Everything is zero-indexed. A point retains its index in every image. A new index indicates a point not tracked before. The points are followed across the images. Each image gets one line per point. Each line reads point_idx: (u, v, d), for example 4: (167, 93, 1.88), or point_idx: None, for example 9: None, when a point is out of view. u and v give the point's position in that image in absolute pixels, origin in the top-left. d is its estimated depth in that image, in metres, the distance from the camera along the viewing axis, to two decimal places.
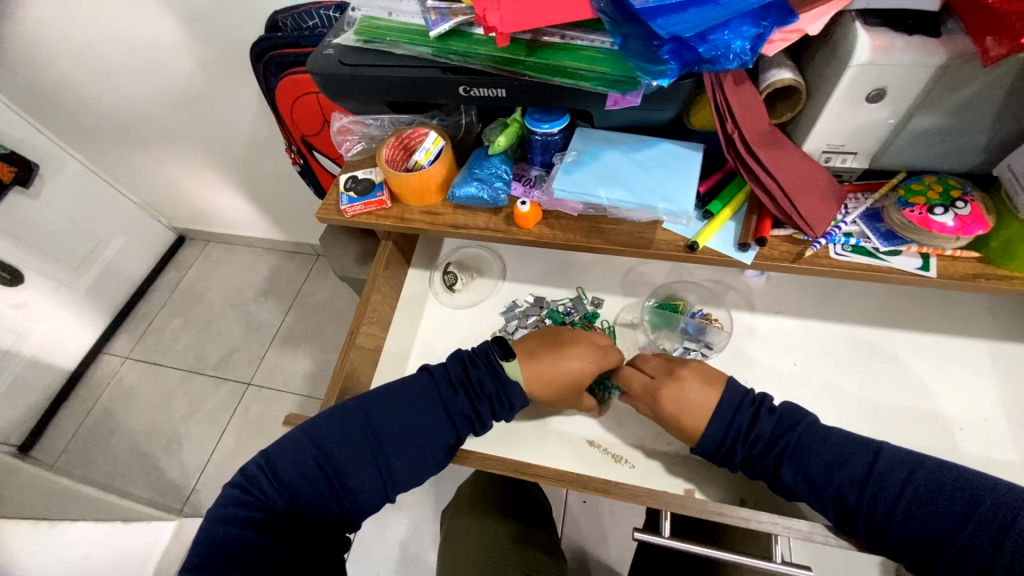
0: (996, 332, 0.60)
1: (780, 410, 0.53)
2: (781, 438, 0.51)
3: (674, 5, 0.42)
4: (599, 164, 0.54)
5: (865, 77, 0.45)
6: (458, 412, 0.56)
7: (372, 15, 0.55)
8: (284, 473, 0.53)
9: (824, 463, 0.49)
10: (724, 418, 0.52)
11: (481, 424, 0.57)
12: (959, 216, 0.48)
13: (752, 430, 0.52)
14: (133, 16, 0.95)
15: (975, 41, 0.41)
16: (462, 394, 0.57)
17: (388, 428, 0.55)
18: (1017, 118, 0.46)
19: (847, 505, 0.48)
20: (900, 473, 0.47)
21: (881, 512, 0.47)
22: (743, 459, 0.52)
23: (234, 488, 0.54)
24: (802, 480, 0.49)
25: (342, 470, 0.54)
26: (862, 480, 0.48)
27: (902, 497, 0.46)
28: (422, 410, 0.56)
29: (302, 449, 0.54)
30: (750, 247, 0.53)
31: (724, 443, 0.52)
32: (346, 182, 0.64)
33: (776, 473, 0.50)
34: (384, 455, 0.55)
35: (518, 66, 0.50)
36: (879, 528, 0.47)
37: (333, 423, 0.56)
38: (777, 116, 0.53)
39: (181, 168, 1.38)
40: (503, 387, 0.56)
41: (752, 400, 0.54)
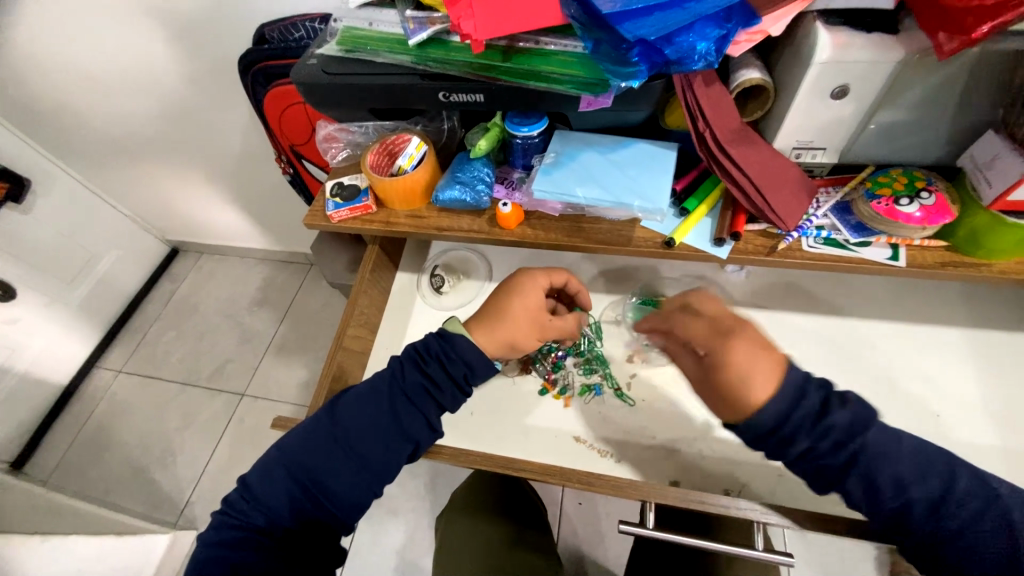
0: (971, 320, 0.61)
1: (857, 404, 0.45)
2: (854, 441, 0.44)
3: (640, 10, 0.43)
4: (577, 165, 0.55)
5: (827, 74, 0.46)
6: (412, 384, 0.56)
7: (354, 25, 0.57)
8: (263, 487, 0.54)
9: (897, 472, 0.44)
10: (778, 410, 0.44)
11: (441, 392, 0.55)
12: (924, 206, 0.49)
13: (823, 419, 0.44)
14: (124, 32, 0.97)
15: (929, 36, 0.43)
16: (412, 366, 0.56)
17: (349, 417, 0.55)
18: (976, 110, 0.48)
19: (906, 522, 0.44)
20: (973, 499, 0.43)
21: (942, 533, 0.43)
22: (800, 457, 0.45)
23: (216, 515, 0.54)
24: (869, 489, 0.44)
25: (316, 471, 0.54)
26: (934, 496, 0.44)
27: (971, 525, 0.42)
28: (377, 390, 0.56)
29: (275, 462, 0.55)
30: (725, 242, 0.55)
31: (782, 434, 0.44)
32: (332, 188, 0.65)
33: (839, 479, 0.45)
34: (351, 441, 0.54)
35: (495, 71, 0.52)
36: (932, 549, 0.44)
37: (302, 430, 0.56)
38: (748, 115, 0.55)
39: (172, 181, 1.39)
40: (450, 345, 0.56)
41: (821, 387, 0.46)
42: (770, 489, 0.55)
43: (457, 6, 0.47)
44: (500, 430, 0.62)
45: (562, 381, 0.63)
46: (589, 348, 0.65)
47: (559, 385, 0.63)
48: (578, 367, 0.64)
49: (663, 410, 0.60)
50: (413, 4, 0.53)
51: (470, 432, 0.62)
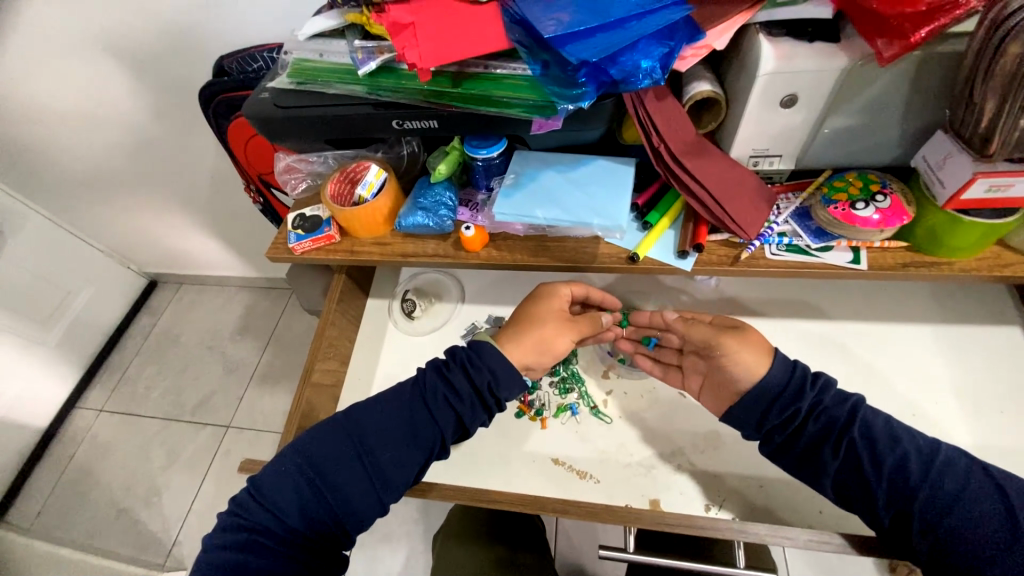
0: (940, 316, 0.61)
1: (830, 388, 0.50)
2: (850, 400, 0.49)
3: (583, 31, 0.43)
4: (536, 186, 0.55)
5: (774, 84, 0.47)
6: (434, 388, 0.54)
7: (305, 57, 0.56)
8: (274, 489, 0.51)
9: (891, 428, 0.48)
10: (784, 365, 0.51)
11: (460, 399, 0.54)
12: (880, 209, 0.50)
13: (820, 377, 0.51)
14: (84, 69, 0.96)
15: (869, 43, 0.43)
16: (436, 370, 0.55)
17: (367, 421, 0.54)
18: (924, 112, 0.48)
19: (905, 486, 0.46)
20: (961, 462, 0.46)
21: (940, 498, 0.45)
22: (808, 413, 0.50)
23: (223, 515, 0.51)
24: (870, 445, 0.47)
25: (329, 475, 0.52)
26: (927, 455, 0.46)
27: (965, 487, 0.44)
28: (399, 394, 0.55)
29: (287, 460, 0.53)
30: (689, 254, 0.54)
31: (792, 386, 0.50)
32: (294, 220, 0.64)
33: (843, 436, 0.48)
34: (368, 446, 0.53)
35: (446, 98, 0.51)
36: (934, 516, 0.44)
37: (317, 430, 0.55)
38: (703, 126, 0.55)
39: (146, 213, 1.37)
40: (476, 351, 0.55)
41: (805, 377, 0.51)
42: (751, 500, 0.54)
43: (401, 36, 0.47)
44: (477, 456, 0.61)
45: (538, 401, 0.62)
46: (563, 366, 0.64)
47: (535, 406, 0.62)
48: (555, 387, 0.63)
49: (640, 426, 0.59)
50: (362, 34, 0.52)
51: (446, 461, 0.61)
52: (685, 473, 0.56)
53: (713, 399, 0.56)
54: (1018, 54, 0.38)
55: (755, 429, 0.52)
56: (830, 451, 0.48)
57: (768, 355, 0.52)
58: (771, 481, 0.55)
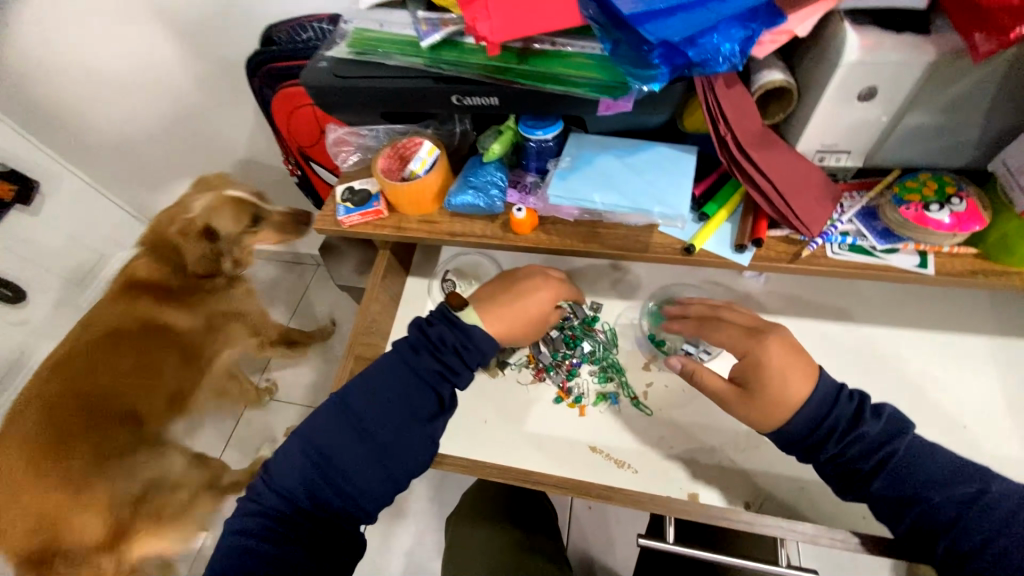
0: (999, 328, 0.59)
1: (868, 434, 0.47)
2: (886, 446, 0.46)
3: (662, 10, 0.42)
4: (593, 169, 0.54)
5: (854, 76, 0.45)
6: (427, 370, 0.54)
7: (365, 27, 0.56)
8: (282, 478, 0.53)
9: (926, 470, 0.46)
10: (824, 399, 0.48)
11: (455, 376, 0.54)
12: (954, 213, 0.48)
13: (853, 431, 0.47)
14: (131, 33, 0.96)
15: (964, 37, 0.41)
16: (426, 352, 0.55)
17: (365, 405, 0.54)
18: (1010, 114, 0.46)
19: (930, 521, 0.45)
20: (1007, 506, 0.43)
21: (974, 543, 0.43)
22: (829, 457, 0.48)
23: (241, 504, 0.54)
24: (898, 492, 0.46)
25: (335, 459, 0.52)
26: (966, 498, 0.44)
27: (1004, 531, 0.42)
28: (390, 375, 0.55)
29: (293, 448, 0.54)
30: (747, 248, 0.53)
31: (811, 440, 0.48)
32: (342, 194, 0.64)
33: (864, 484, 0.47)
34: (370, 428, 0.53)
35: (510, 74, 0.50)
36: (963, 558, 0.43)
37: (316, 419, 0.55)
38: (770, 117, 0.53)
39: (181, 182, 1.38)
40: (466, 333, 0.55)
41: (833, 424, 0.48)
42: (792, 499, 0.54)
43: (472, 8, 0.46)
44: (514, 439, 0.61)
45: (577, 388, 0.62)
46: (604, 354, 0.64)
47: (573, 393, 0.62)
48: (594, 375, 0.63)
49: (680, 420, 0.59)
50: (425, 5, 0.53)
51: (483, 442, 0.61)
52: (726, 469, 0.56)
53: None
54: None
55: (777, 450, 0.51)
56: (847, 487, 0.48)
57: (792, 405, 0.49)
58: (814, 484, 0.54)
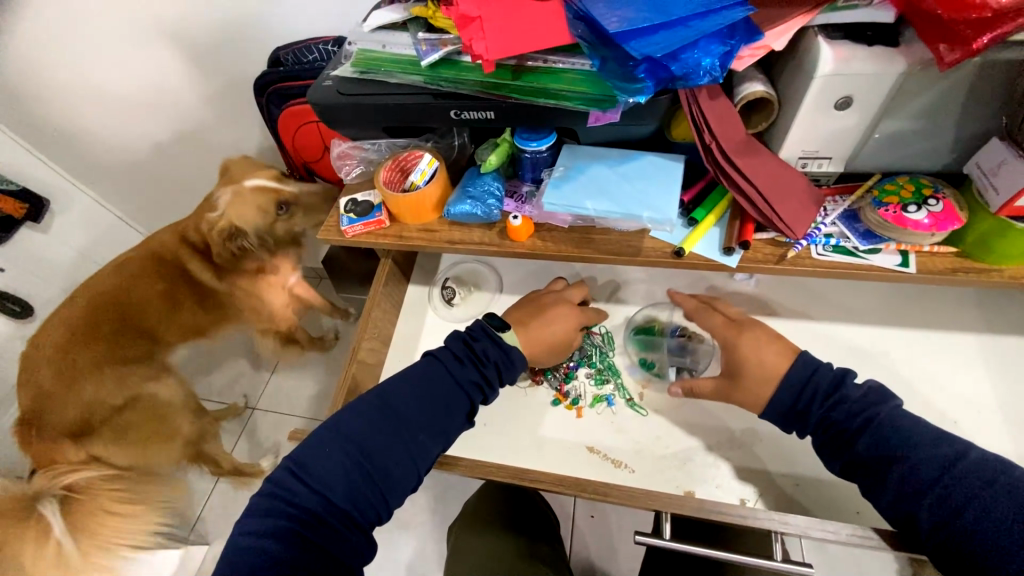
0: (984, 325, 0.61)
1: (851, 400, 0.50)
2: (867, 412, 0.49)
3: (645, 28, 0.45)
4: (586, 178, 0.56)
5: (830, 86, 0.47)
6: (468, 381, 0.56)
7: (368, 48, 0.58)
8: (319, 473, 0.52)
9: (906, 434, 0.47)
10: (803, 373, 0.52)
11: (492, 390, 0.57)
12: (932, 213, 0.50)
13: (836, 393, 0.51)
14: (144, 55, 1.00)
15: (930, 48, 0.44)
16: (469, 364, 0.57)
17: (407, 412, 0.55)
18: (979, 119, 0.48)
19: (910, 483, 0.45)
20: (981, 474, 0.43)
21: (947, 505, 0.43)
22: (817, 422, 0.51)
23: (262, 501, 0.51)
24: (878, 454, 0.47)
25: (372, 460, 0.53)
26: (942, 461, 0.44)
27: (977, 496, 0.42)
28: (433, 384, 0.56)
29: (329, 442, 0.53)
30: (735, 251, 0.55)
31: (798, 404, 0.52)
32: (346, 204, 0.67)
33: (848, 446, 0.49)
34: (409, 433, 0.54)
35: (505, 90, 0.53)
36: (937, 521, 0.43)
37: (354, 416, 0.55)
38: (753, 127, 0.56)
39: (188, 198, 1.42)
40: (507, 349, 0.57)
41: (820, 391, 0.51)
42: (788, 495, 0.55)
43: (468, 29, 0.49)
44: (514, 441, 0.62)
45: (574, 390, 0.64)
46: (600, 357, 0.66)
47: (571, 395, 0.63)
48: (591, 378, 0.64)
49: (675, 419, 0.60)
50: (425, 26, 0.55)
51: (483, 443, 0.62)
52: (721, 467, 0.57)
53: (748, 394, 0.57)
54: None
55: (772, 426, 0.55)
56: (832, 452, 0.50)
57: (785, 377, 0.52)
58: (808, 480, 0.55)
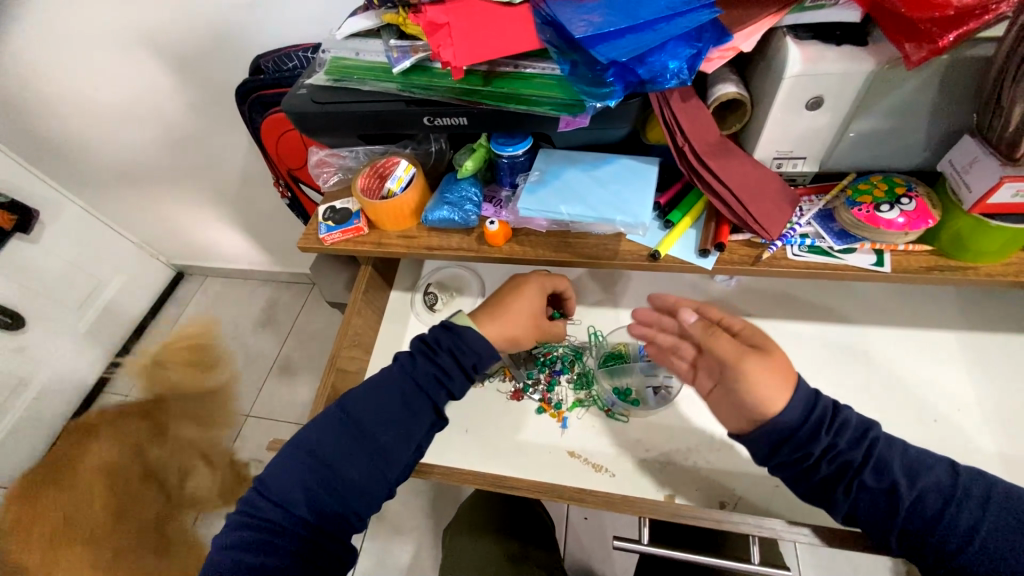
0: (965, 323, 0.61)
1: (848, 427, 0.47)
2: (865, 438, 0.46)
3: (612, 33, 0.45)
4: (561, 182, 0.56)
5: (799, 87, 0.47)
6: (422, 374, 0.55)
7: (342, 57, 0.59)
8: (281, 486, 0.52)
9: (906, 460, 0.46)
10: (807, 398, 0.46)
11: (451, 380, 0.55)
12: (905, 212, 0.50)
13: (838, 417, 0.47)
14: (127, 64, 1.00)
15: (896, 46, 0.44)
16: (422, 357, 0.55)
17: (363, 412, 0.54)
18: (951, 116, 0.48)
19: (921, 515, 0.45)
20: (980, 492, 0.45)
21: (958, 534, 0.44)
22: (821, 455, 0.46)
23: (234, 514, 0.53)
24: (885, 483, 0.45)
25: (332, 465, 0.52)
26: (946, 489, 0.45)
27: (986, 519, 0.44)
28: (389, 380, 0.55)
29: (291, 457, 0.53)
30: (710, 253, 0.55)
31: (804, 432, 0.46)
32: (324, 212, 0.67)
33: (855, 478, 0.46)
34: (367, 435, 0.53)
35: (476, 95, 0.53)
36: (950, 552, 0.44)
37: (316, 425, 0.55)
38: (728, 128, 0.55)
39: (177, 206, 1.41)
40: (459, 335, 0.55)
41: (822, 417, 0.46)
42: (766, 500, 0.54)
43: (436, 35, 0.49)
44: (494, 447, 0.62)
45: (557, 396, 0.63)
46: (582, 363, 0.65)
47: (553, 401, 0.63)
48: (571, 383, 0.64)
49: (657, 423, 0.60)
50: (397, 33, 0.54)
51: (466, 449, 0.62)
52: (703, 471, 0.56)
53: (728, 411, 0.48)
54: None
55: (762, 460, 0.48)
56: (843, 490, 0.46)
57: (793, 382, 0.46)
58: None
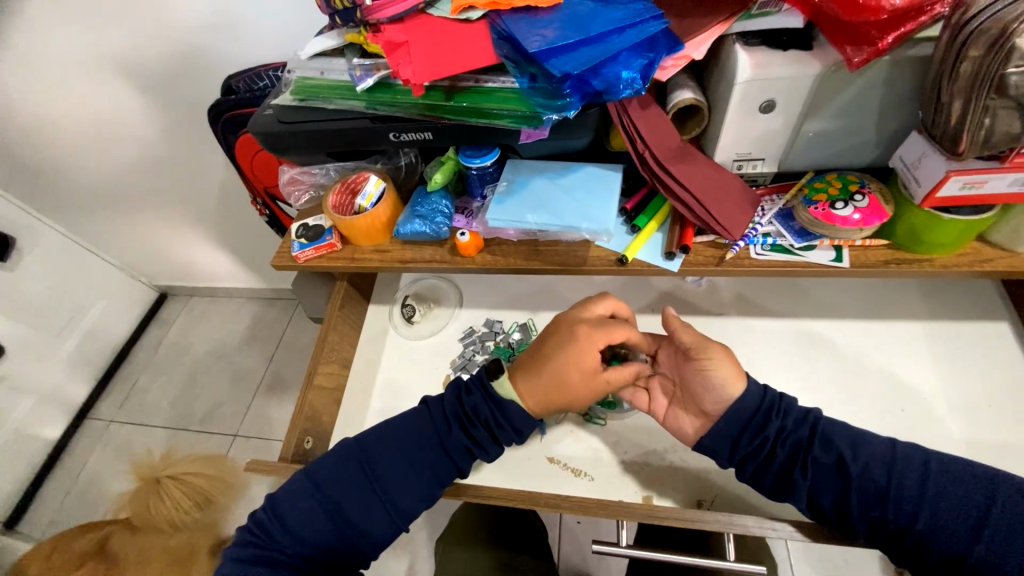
0: (928, 312, 0.62)
1: (791, 411, 0.51)
2: (809, 417, 0.50)
3: (566, 46, 0.46)
4: (528, 192, 0.57)
5: (751, 92, 0.49)
6: (455, 445, 0.54)
7: (306, 75, 0.59)
8: (296, 519, 0.52)
9: (849, 435, 0.49)
10: (759, 386, 0.51)
11: (484, 451, 0.55)
12: (859, 209, 0.51)
13: (784, 402, 0.51)
14: (98, 87, 1.00)
15: (839, 49, 0.45)
16: (457, 425, 0.54)
17: (387, 466, 0.54)
18: (899, 114, 0.50)
19: (875, 490, 0.46)
20: (919, 459, 0.47)
21: (908, 502, 0.45)
22: (776, 438, 0.49)
23: (241, 531, 0.53)
24: (834, 456, 0.48)
25: (347, 516, 0.53)
26: (890, 459, 0.47)
27: (928, 483, 0.45)
28: (418, 436, 0.55)
29: (304, 493, 0.54)
30: (676, 255, 0.56)
31: (756, 416, 0.50)
32: (297, 230, 0.67)
33: (808, 455, 0.48)
34: (387, 491, 0.53)
35: (440, 111, 0.54)
36: (907, 523, 0.45)
37: (332, 464, 0.55)
38: (688, 133, 0.57)
39: (157, 227, 1.40)
40: (501, 409, 0.53)
41: (770, 404, 0.50)
42: (742, 496, 0.55)
43: (395, 54, 0.50)
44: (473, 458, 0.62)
45: None
46: None
47: None
48: None
49: (634, 425, 0.61)
50: (360, 52, 0.55)
51: None
52: (680, 472, 0.57)
53: (685, 413, 0.55)
54: (977, 58, 0.39)
55: (731, 459, 0.51)
56: (800, 472, 0.48)
57: (744, 377, 0.51)
58: None
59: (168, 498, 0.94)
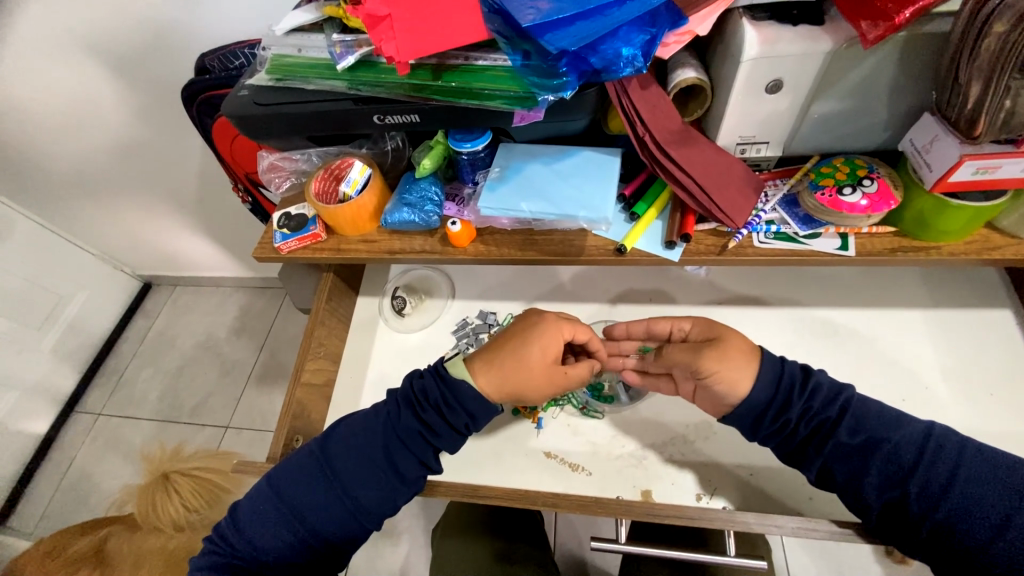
0: (931, 299, 0.61)
1: (822, 390, 0.49)
2: (840, 396, 0.49)
3: (562, 19, 0.42)
4: (522, 178, 0.54)
5: (758, 70, 0.46)
6: (408, 430, 0.53)
7: (283, 53, 0.55)
8: (256, 523, 0.52)
9: (883, 416, 0.48)
10: (773, 375, 0.50)
11: (438, 437, 0.53)
12: (867, 195, 0.50)
13: (810, 381, 0.50)
14: (63, 66, 0.93)
15: (853, 25, 0.43)
16: (408, 409, 0.53)
17: (342, 457, 0.53)
18: (912, 95, 0.47)
19: (897, 473, 0.46)
20: (952, 443, 0.46)
21: (931, 488, 0.45)
22: (799, 419, 0.49)
23: (207, 541, 0.54)
24: (859, 440, 0.47)
25: (308, 515, 0.52)
26: (919, 442, 0.47)
27: (957, 470, 0.45)
28: (372, 422, 0.54)
29: (266, 500, 0.53)
30: (677, 245, 0.54)
31: (778, 399, 0.49)
32: (279, 220, 0.64)
33: (830, 436, 0.48)
34: (344, 481, 0.52)
35: (427, 91, 0.50)
36: (927, 508, 0.45)
37: (294, 468, 0.54)
38: (690, 114, 0.54)
39: (136, 215, 1.35)
40: (449, 391, 0.52)
41: (790, 381, 0.50)
42: (741, 489, 0.54)
43: (377, 29, 0.46)
44: (466, 454, 0.60)
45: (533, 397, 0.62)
46: None
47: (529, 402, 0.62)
48: None
49: (633, 419, 0.59)
50: (340, 27, 0.52)
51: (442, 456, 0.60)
52: (680, 465, 0.56)
53: (706, 403, 0.53)
54: (1002, 34, 0.37)
55: (750, 434, 0.51)
56: (815, 448, 0.49)
57: (754, 368, 0.50)
58: (762, 469, 0.55)
59: (176, 494, 0.91)
